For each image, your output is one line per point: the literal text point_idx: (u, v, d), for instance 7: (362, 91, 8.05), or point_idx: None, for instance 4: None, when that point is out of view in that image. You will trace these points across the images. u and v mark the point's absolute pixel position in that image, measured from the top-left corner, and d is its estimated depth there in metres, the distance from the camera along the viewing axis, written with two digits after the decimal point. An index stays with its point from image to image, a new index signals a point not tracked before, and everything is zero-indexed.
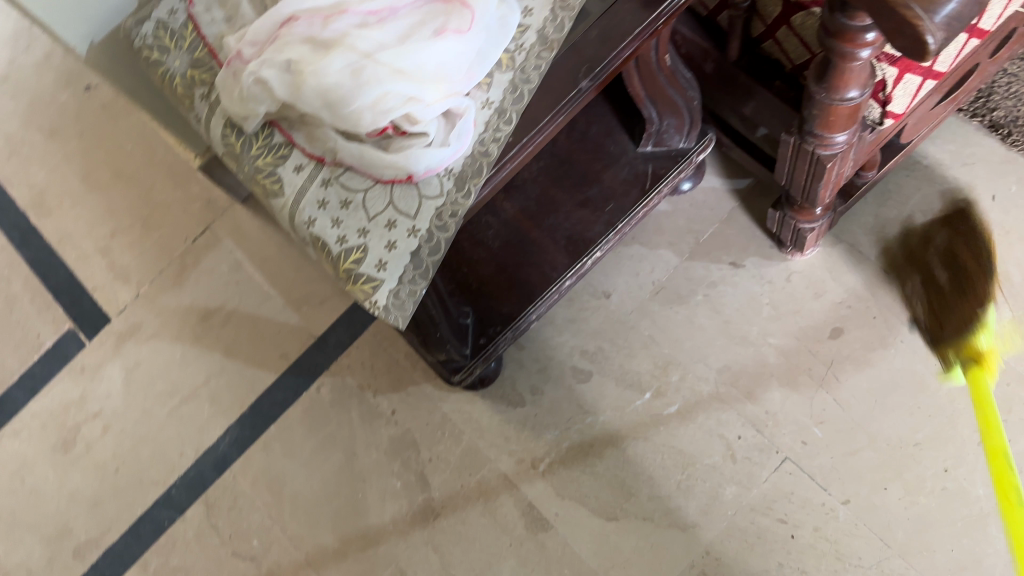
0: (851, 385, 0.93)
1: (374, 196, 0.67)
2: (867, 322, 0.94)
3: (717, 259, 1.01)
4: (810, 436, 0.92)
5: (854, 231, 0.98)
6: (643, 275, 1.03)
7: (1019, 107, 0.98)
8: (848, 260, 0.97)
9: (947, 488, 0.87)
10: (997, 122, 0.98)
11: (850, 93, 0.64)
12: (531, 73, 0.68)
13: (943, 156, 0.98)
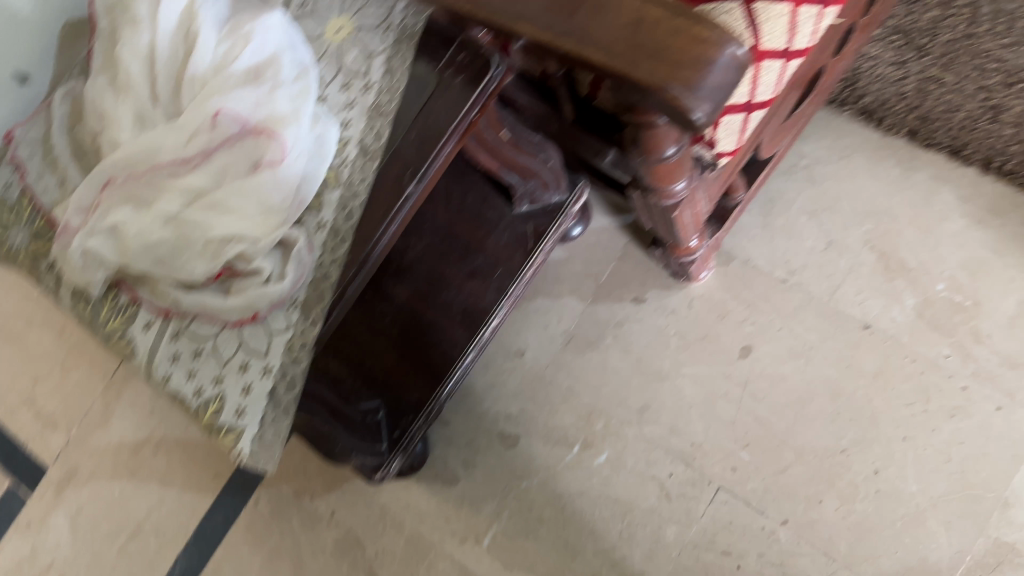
0: (769, 402, 0.92)
1: (223, 339, 0.66)
2: (774, 335, 0.94)
3: (619, 299, 1.01)
4: (738, 461, 0.92)
5: (745, 246, 0.97)
6: (552, 326, 1.02)
7: (886, 89, 0.95)
8: (744, 276, 0.96)
9: (880, 490, 0.87)
10: (867, 108, 0.96)
11: (668, 151, 0.63)
12: (359, 185, 0.67)
13: (820, 153, 0.97)
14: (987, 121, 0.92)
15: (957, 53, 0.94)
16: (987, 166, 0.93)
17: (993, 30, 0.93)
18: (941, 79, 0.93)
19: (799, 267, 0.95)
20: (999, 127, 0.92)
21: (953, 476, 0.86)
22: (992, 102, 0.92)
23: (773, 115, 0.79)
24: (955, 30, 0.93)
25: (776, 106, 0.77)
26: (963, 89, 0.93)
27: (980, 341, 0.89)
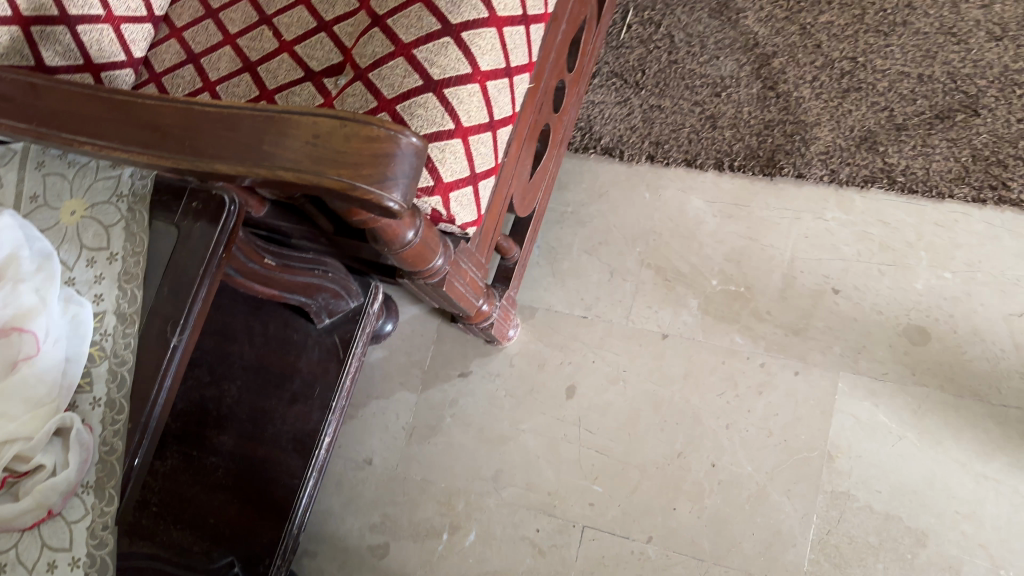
0: (604, 431, 0.97)
1: (26, 545, 0.62)
2: (591, 368, 1.00)
3: (447, 377, 1.04)
4: (593, 494, 0.95)
5: (543, 296, 1.05)
6: (392, 424, 1.04)
7: (618, 127, 1.08)
8: (549, 323, 1.03)
9: (722, 480, 0.93)
10: (608, 146, 1.07)
11: (407, 236, 0.67)
12: (123, 352, 0.66)
13: (581, 197, 1.08)
14: (708, 129, 1.05)
15: (667, 80, 1.08)
16: (720, 168, 1.04)
17: (690, 55, 1.08)
18: (660, 106, 1.07)
19: (593, 301, 1.03)
20: (719, 132, 1.04)
21: (779, 447, 0.92)
22: (707, 113, 1.05)
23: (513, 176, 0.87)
24: (660, 62, 1.09)
25: (508, 171, 0.84)
26: (681, 108, 1.07)
27: (762, 318, 0.97)
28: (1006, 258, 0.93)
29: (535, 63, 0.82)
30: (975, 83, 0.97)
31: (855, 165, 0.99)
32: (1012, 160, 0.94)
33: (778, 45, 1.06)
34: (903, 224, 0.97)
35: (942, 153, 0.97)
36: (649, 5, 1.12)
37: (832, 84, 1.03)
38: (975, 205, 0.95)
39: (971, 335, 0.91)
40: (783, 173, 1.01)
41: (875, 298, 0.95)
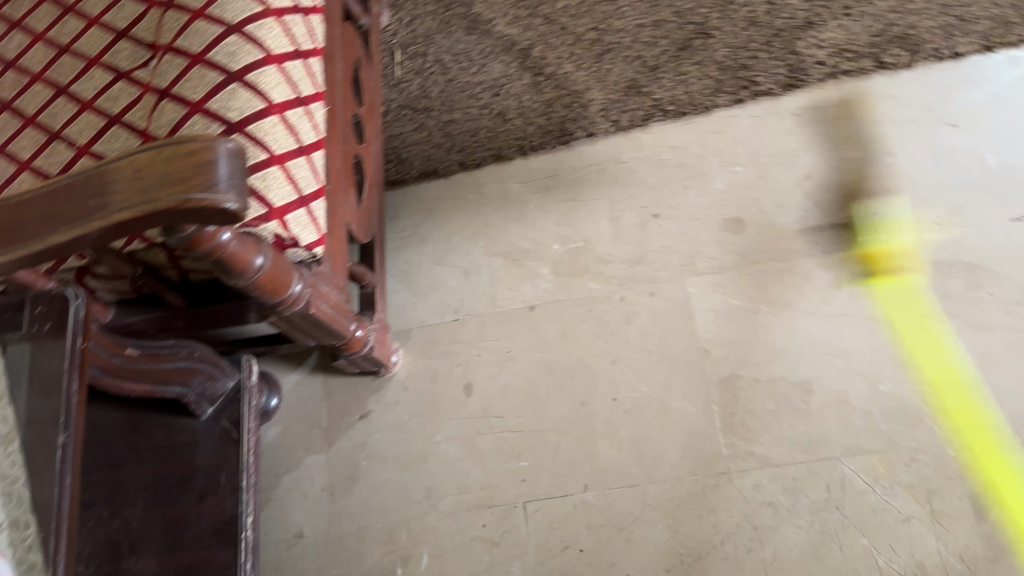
0: (510, 411, 1.02)
1: None
2: (478, 362, 1.04)
3: (348, 425, 1.05)
4: (523, 470, 0.99)
5: (412, 318, 1.09)
6: (311, 490, 1.03)
7: (425, 148, 1.16)
8: (426, 339, 1.07)
9: (627, 409, 1.00)
10: (423, 167, 1.15)
11: (257, 262, 0.71)
12: (8, 469, 0.58)
13: (414, 219, 1.14)
14: (501, 124, 1.15)
15: (451, 96, 1.18)
16: (524, 152, 1.14)
17: (463, 70, 1.19)
18: (454, 119, 1.17)
19: (459, 304, 1.08)
20: (512, 123, 1.15)
21: (663, 360, 1.01)
22: (496, 111, 1.16)
23: (343, 201, 0.92)
24: (439, 84, 1.19)
25: (337, 196, 0.89)
26: (472, 115, 1.16)
27: (606, 262, 1.07)
28: (777, 138, 1.07)
29: (325, 93, 0.89)
30: (698, 14, 1.15)
31: (631, 111, 1.12)
32: (750, 61, 1.10)
33: (532, 37, 1.19)
34: (687, 143, 1.10)
35: (696, 76, 1.12)
36: (412, 42, 1.23)
37: (588, 53, 1.16)
38: (737, 105, 1.10)
39: (777, 208, 1.04)
40: (577, 137, 1.13)
41: (690, 210, 1.07)
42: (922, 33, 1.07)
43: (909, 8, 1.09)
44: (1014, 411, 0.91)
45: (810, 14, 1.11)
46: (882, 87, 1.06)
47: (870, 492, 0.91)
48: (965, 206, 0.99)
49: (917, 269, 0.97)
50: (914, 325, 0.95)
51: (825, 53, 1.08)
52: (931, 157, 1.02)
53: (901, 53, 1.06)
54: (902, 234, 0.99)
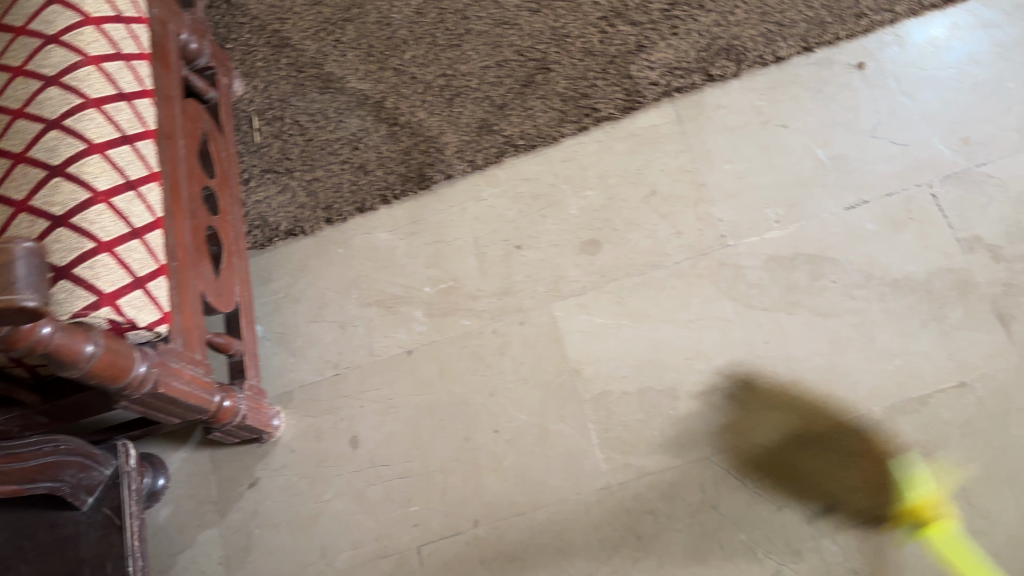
0: (396, 458, 1.03)
1: None
2: (361, 414, 1.06)
3: (238, 494, 1.05)
4: (414, 515, 1.00)
5: (292, 378, 1.09)
6: (207, 566, 1.02)
7: (290, 210, 1.17)
8: (307, 398, 1.08)
9: (508, 439, 1.02)
10: (291, 228, 1.16)
11: (88, 350, 0.71)
12: None
13: (285, 279, 1.15)
14: (362, 176, 1.17)
15: (311, 155, 1.20)
16: (387, 201, 1.16)
17: (321, 128, 1.21)
18: (316, 178, 1.18)
19: (338, 358, 1.09)
20: (372, 175, 1.17)
21: (537, 386, 1.04)
22: (356, 164, 1.18)
23: (196, 275, 0.93)
24: (298, 145, 1.21)
25: (186, 271, 0.91)
26: (333, 171, 1.18)
27: (475, 298, 1.09)
28: (622, 159, 1.12)
29: (163, 171, 0.91)
30: (537, 50, 1.19)
31: (485, 149, 1.15)
32: (589, 90, 1.15)
33: (384, 89, 1.21)
34: (540, 174, 1.14)
35: (541, 109, 1.16)
36: (268, 107, 1.25)
37: (439, 99, 1.19)
38: (582, 133, 1.15)
39: (628, 226, 1.09)
40: (436, 181, 1.15)
41: (549, 239, 1.11)
42: (745, 42, 1.12)
43: (731, 20, 1.14)
44: (868, 390, 0.95)
45: (640, 38, 1.16)
46: (714, 99, 1.12)
47: (742, 487, 0.94)
48: (801, 201, 1.04)
49: (762, 267, 1.03)
50: (765, 321, 1.00)
51: (657, 73, 1.14)
52: (765, 158, 1.07)
53: (728, 64, 1.12)
54: (745, 235, 1.05)
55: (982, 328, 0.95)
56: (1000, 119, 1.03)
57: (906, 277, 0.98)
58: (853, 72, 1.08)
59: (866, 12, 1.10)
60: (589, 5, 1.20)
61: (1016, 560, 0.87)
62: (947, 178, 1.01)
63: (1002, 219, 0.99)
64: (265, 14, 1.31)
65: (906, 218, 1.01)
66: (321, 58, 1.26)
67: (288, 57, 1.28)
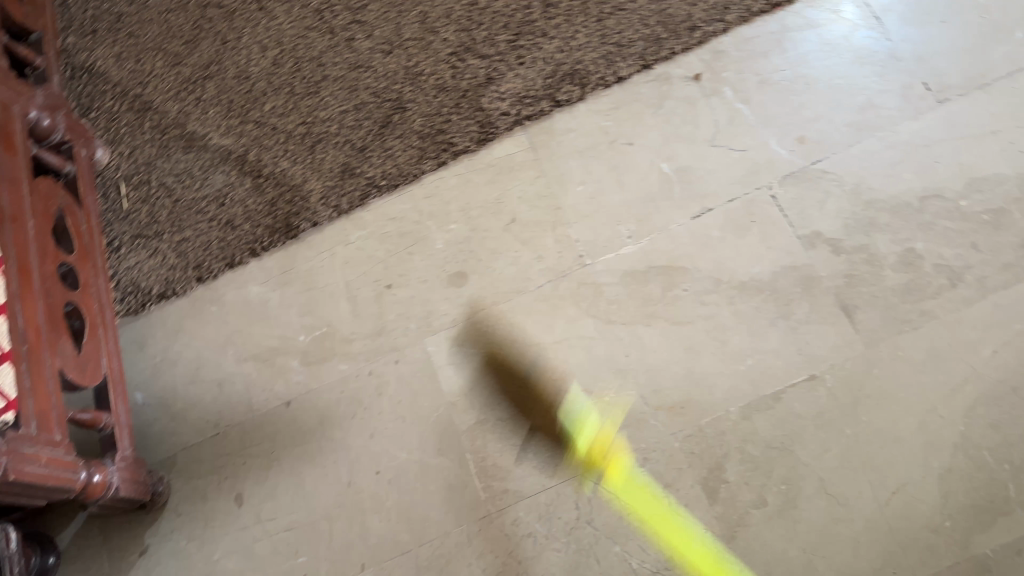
0: (282, 510, 1.04)
1: None
2: (245, 470, 1.07)
3: (129, 565, 1.05)
4: (302, 565, 1.01)
5: (175, 441, 1.10)
6: None
7: (161, 272, 1.18)
8: (191, 460, 1.09)
9: (390, 479, 1.03)
10: (162, 290, 1.17)
11: None
12: None
13: (162, 343, 1.15)
14: (230, 232, 1.18)
15: (180, 216, 1.21)
16: (256, 254, 1.17)
17: (187, 188, 1.22)
18: (186, 238, 1.19)
19: (219, 417, 1.10)
20: (240, 229, 1.18)
21: (416, 423, 1.05)
22: (224, 221, 1.19)
23: (57, 355, 0.94)
24: (166, 207, 1.22)
25: (42, 351, 0.91)
26: (202, 230, 1.19)
27: (350, 341, 1.10)
28: (481, 191, 1.15)
29: (11, 255, 0.90)
30: (392, 91, 1.21)
31: (348, 194, 1.17)
32: (445, 125, 1.18)
33: (246, 143, 1.23)
34: (404, 212, 1.16)
35: (400, 149, 1.18)
36: (135, 172, 1.25)
37: (300, 147, 1.21)
38: (442, 168, 1.17)
39: (492, 254, 1.12)
40: (303, 229, 1.17)
41: (418, 276, 1.12)
42: (588, 66, 1.16)
43: (573, 45, 1.17)
44: (724, 392, 0.98)
45: (489, 71, 1.19)
46: (563, 124, 1.15)
47: (614, 500, 0.97)
48: (650, 215, 1.08)
49: (619, 283, 1.06)
50: (625, 334, 1.04)
51: (508, 103, 1.17)
52: (614, 177, 1.11)
53: (573, 88, 1.15)
54: (602, 253, 1.08)
55: (827, 320, 0.98)
56: (831, 116, 1.07)
57: (752, 279, 1.02)
58: (691, 85, 1.12)
59: (698, 24, 1.14)
60: (438, 41, 1.22)
61: (875, 544, 0.90)
62: (785, 179, 1.05)
63: (840, 213, 1.02)
64: (126, 80, 1.32)
65: (749, 221, 1.04)
66: (183, 118, 1.27)
67: (151, 119, 1.28)
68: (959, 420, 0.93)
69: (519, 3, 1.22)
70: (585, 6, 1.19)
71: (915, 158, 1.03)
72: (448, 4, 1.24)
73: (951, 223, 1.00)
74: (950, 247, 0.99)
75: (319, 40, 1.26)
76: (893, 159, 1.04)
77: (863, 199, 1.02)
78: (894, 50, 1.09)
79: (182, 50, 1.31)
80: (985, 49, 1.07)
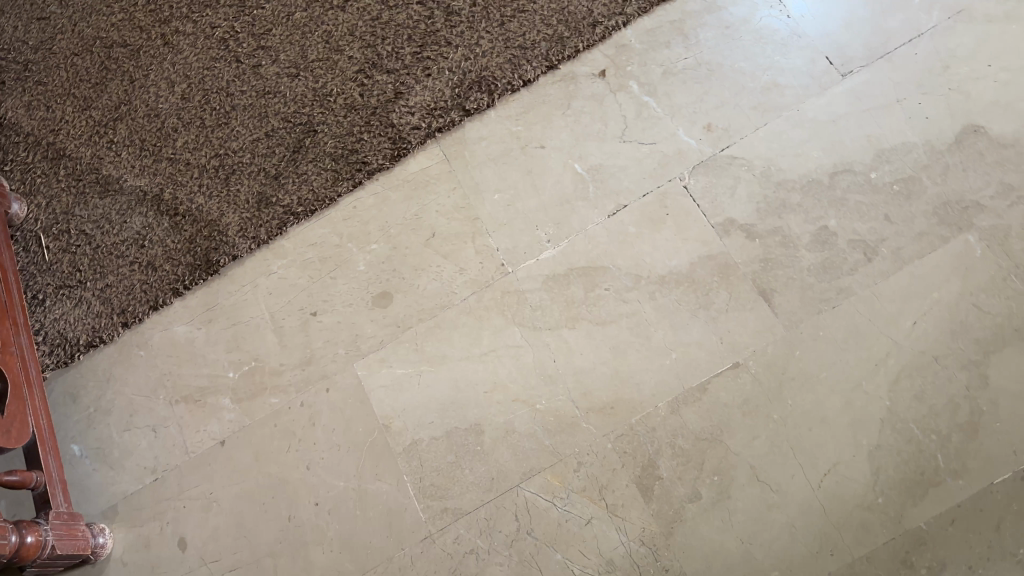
0: (225, 551, 1.03)
1: None
2: (185, 514, 1.06)
3: None
4: None
5: (114, 491, 1.09)
6: None
7: (88, 321, 1.17)
8: (132, 509, 1.07)
9: (330, 509, 1.02)
10: (89, 339, 1.15)
11: None
12: None
13: (93, 393, 1.14)
14: (152, 274, 1.17)
15: (101, 263, 1.19)
16: (179, 293, 1.16)
17: (106, 233, 1.21)
18: (108, 284, 1.18)
19: (155, 463, 1.09)
20: (162, 270, 1.17)
21: (350, 450, 1.04)
22: (145, 263, 1.18)
23: None
24: (87, 254, 1.20)
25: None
26: (124, 274, 1.18)
27: (279, 373, 1.09)
28: (399, 208, 1.14)
29: None
30: (302, 115, 1.20)
31: (266, 223, 1.16)
32: (358, 145, 1.17)
33: (161, 182, 1.21)
34: (325, 237, 1.15)
35: (314, 172, 1.17)
36: (54, 222, 1.23)
37: (215, 180, 1.19)
38: (357, 188, 1.16)
39: (414, 271, 1.11)
40: (223, 264, 1.15)
41: (342, 300, 1.11)
42: (494, 72, 1.15)
43: (478, 51, 1.17)
44: (652, 388, 0.97)
45: (396, 85, 1.18)
46: (474, 132, 1.15)
47: (553, 508, 0.96)
48: (567, 217, 1.08)
49: (541, 288, 1.05)
50: (551, 341, 1.02)
51: (418, 116, 1.16)
52: (529, 182, 1.11)
53: (481, 96, 1.15)
54: (523, 259, 1.07)
55: (747, 306, 0.98)
56: (736, 101, 1.07)
57: (670, 273, 1.01)
58: (597, 82, 1.13)
59: (599, 20, 1.14)
60: (344, 59, 1.21)
61: (811, 527, 0.90)
62: (696, 168, 1.05)
63: (751, 197, 1.02)
64: (37, 128, 1.29)
65: (663, 214, 1.04)
66: (97, 162, 1.25)
67: (65, 167, 1.26)
68: (884, 395, 0.93)
69: (421, 15, 1.20)
70: (486, 11, 1.18)
71: (823, 135, 1.03)
72: (351, 21, 1.23)
73: (863, 197, 1.00)
74: (863, 222, 0.99)
75: (226, 69, 1.25)
76: (801, 138, 1.03)
77: (775, 181, 1.02)
78: (795, 26, 1.08)
79: (90, 93, 1.29)
80: (884, 17, 1.06)
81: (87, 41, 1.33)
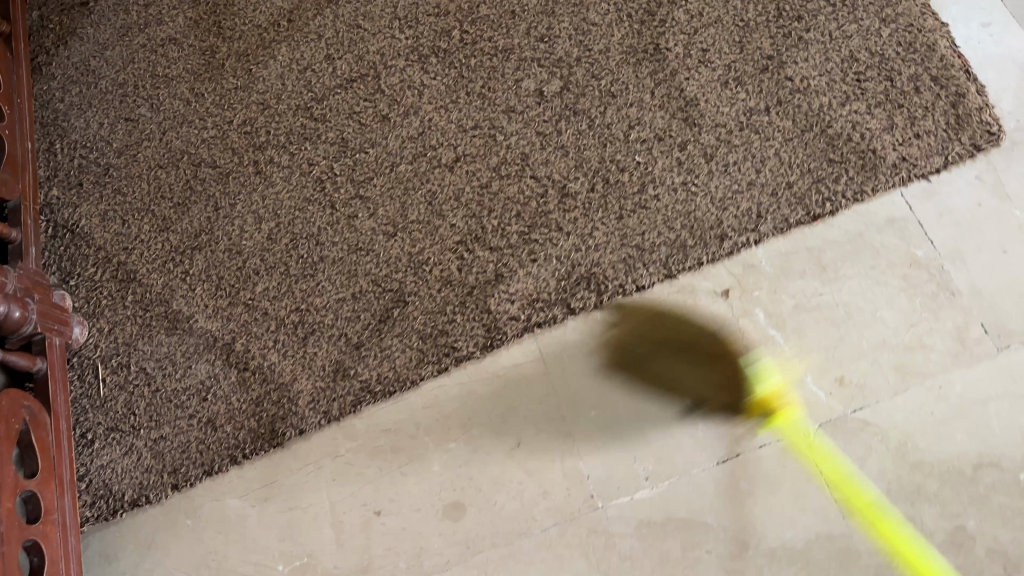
0: None
1: None
2: None
3: None
4: None
5: None
6: None
7: (136, 474, 1.09)
8: None
9: None
10: (134, 497, 1.07)
11: None
12: None
13: (131, 556, 1.05)
14: (210, 433, 1.09)
15: (158, 410, 1.11)
16: (237, 461, 1.07)
17: (167, 377, 1.12)
18: (163, 435, 1.10)
19: None
20: (222, 431, 1.08)
21: None
22: (204, 419, 1.09)
23: None
24: (144, 397, 1.12)
25: None
26: (181, 427, 1.10)
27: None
28: (484, 406, 1.05)
29: None
30: (394, 280, 1.11)
31: (340, 397, 1.07)
32: (447, 326, 1.08)
33: (233, 329, 1.13)
34: (401, 423, 1.06)
35: (397, 349, 1.08)
36: (114, 353, 1.15)
37: (292, 338, 1.11)
38: (441, 374, 1.07)
39: (492, 485, 1.01)
40: (288, 436, 1.07)
41: (409, 502, 1.02)
42: (605, 270, 1.06)
43: (591, 244, 1.07)
44: None
45: (498, 265, 1.09)
46: (576, 333, 1.05)
47: None
48: (669, 454, 0.98)
49: (634, 534, 0.96)
50: None
51: (517, 306, 1.07)
52: (631, 402, 1.01)
53: (588, 295, 1.05)
54: (616, 493, 0.98)
55: None
56: (875, 355, 0.97)
57: (783, 545, 0.92)
58: (719, 301, 1.03)
59: (728, 233, 1.04)
60: (445, 226, 1.12)
61: None
62: (823, 427, 0.95)
63: (883, 474, 0.93)
64: (109, 243, 1.21)
65: (781, 473, 0.95)
66: (168, 293, 1.17)
67: (134, 292, 1.18)
68: None
69: (535, 191, 1.11)
70: (604, 200, 1.09)
71: (969, 416, 0.93)
72: (458, 184, 1.14)
73: (1008, 498, 0.90)
74: (1007, 530, 0.89)
75: (319, 214, 1.17)
76: (945, 415, 0.93)
77: (909, 461, 0.93)
78: (946, 279, 0.98)
79: (170, 213, 1.21)
80: None
81: (174, 153, 1.25)
